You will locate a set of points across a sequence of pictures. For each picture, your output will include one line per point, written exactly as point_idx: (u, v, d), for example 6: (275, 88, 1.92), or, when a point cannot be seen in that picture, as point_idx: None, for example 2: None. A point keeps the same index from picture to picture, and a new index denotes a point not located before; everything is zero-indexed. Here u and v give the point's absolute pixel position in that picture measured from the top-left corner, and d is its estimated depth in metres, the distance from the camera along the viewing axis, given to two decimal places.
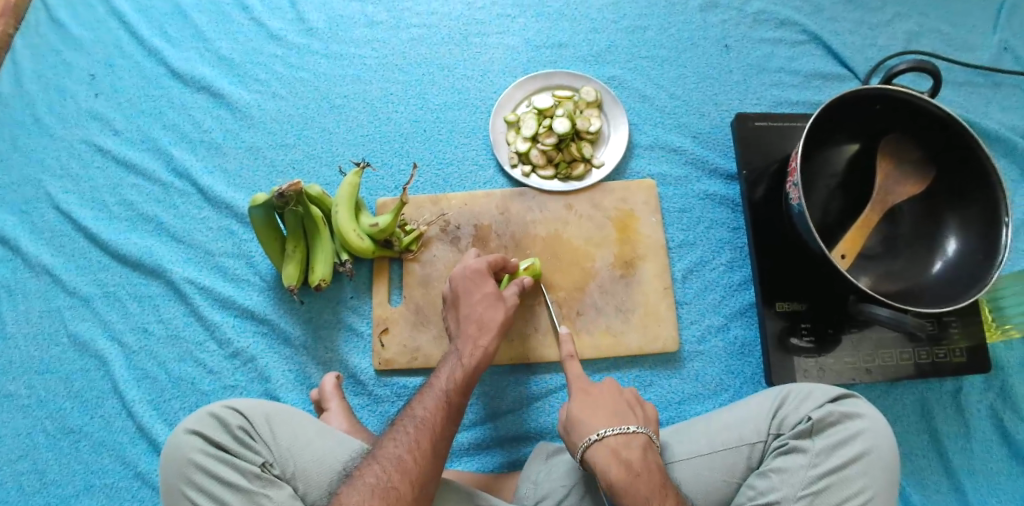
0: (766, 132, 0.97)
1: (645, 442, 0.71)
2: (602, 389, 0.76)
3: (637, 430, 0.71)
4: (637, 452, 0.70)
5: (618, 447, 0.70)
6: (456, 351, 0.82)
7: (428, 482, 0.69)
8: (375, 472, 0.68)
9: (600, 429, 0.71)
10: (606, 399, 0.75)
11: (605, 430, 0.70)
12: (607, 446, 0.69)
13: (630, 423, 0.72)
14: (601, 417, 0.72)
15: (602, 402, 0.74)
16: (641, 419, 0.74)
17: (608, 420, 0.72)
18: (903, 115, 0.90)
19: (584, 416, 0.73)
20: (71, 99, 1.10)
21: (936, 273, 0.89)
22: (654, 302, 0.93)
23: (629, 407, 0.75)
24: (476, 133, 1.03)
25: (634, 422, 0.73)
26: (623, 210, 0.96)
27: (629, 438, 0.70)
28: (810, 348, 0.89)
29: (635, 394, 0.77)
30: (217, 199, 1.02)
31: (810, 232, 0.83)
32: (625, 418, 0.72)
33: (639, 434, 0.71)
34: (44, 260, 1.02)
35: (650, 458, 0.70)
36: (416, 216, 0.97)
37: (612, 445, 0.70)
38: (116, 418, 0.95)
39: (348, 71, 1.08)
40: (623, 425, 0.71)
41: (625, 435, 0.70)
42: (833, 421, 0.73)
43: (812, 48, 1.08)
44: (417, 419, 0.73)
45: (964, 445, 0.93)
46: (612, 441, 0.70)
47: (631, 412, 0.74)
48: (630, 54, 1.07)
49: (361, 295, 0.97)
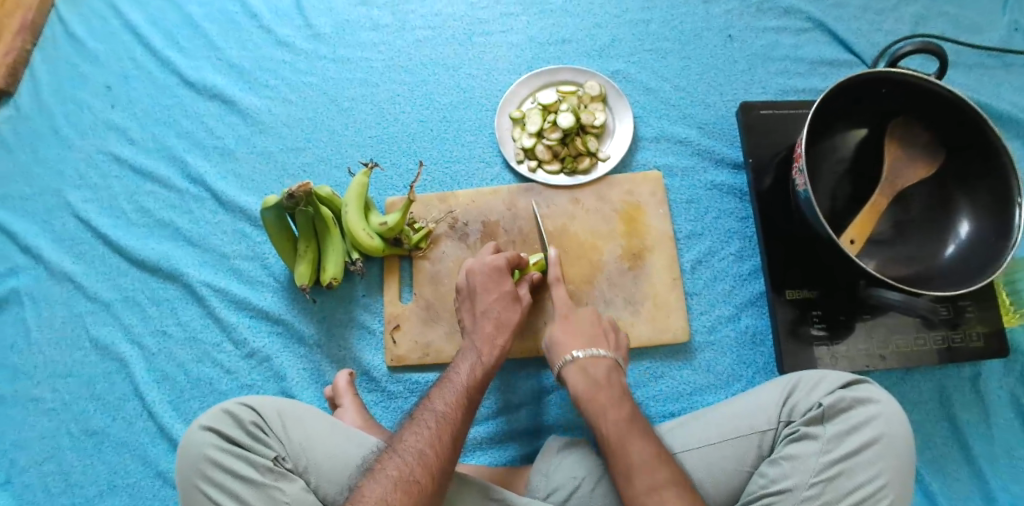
0: (772, 120, 0.97)
1: (611, 365, 0.80)
2: (583, 317, 0.85)
3: (604, 354, 0.81)
4: (602, 372, 0.79)
5: (587, 366, 0.79)
6: (473, 348, 0.83)
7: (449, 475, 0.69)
8: (397, 465, 0.68)
9: (575, 350, 0.81)
10: (584, 326, 0.84)
11: (578, 353, 0.80)
12: (576, 365, 0.80)
13: (601, 348, 0.82)
14: (578, 342, 0.82)
15: (583, 330, 0.84)
16: (613, 346, 0.83)
17: (582, 343, 0.82)
18: (911, 98, 0.89)
19: (564, 340, 0.83)
20: (88, 111, 1.13)
21: (947, 257, 0.88)
22: (663, 293, 0.93)
23: (605, 335, 0.84)
24: (482, 131, 1.04)
25: (605, 347, 0.82)
26: (630, 202, 0.97)
27: (597, 359, 0.80)
28: (822, 336, 0.88)
29: (614, 327, 0.86)
30: (231, 203, 1.04)
31: (817, 218, 0.83)
32: (597, 343, 0.82)
33: (608, 358, 0.80)
34: (65, 267, 1.04)
35: (614, 376, 0.79)
36: (425, 214, 0.98)
37: (583, 365, 0.80)
38: (138, 419, 0.97)
39: (355, 74, 1.10)
40: (594, 348, 0.81)
41: (596, 358, 0.80)
42: (846, 406, 0.72)
43: (817, 35, 1.07)
44: (438, 412, 0.74)
45: (983, 431, 0.92)
46: (583, 361, 0.80)
47: (603, 339, 0.83)
48: (634, 48, 1.07)
49: (373, 293, 0.98)
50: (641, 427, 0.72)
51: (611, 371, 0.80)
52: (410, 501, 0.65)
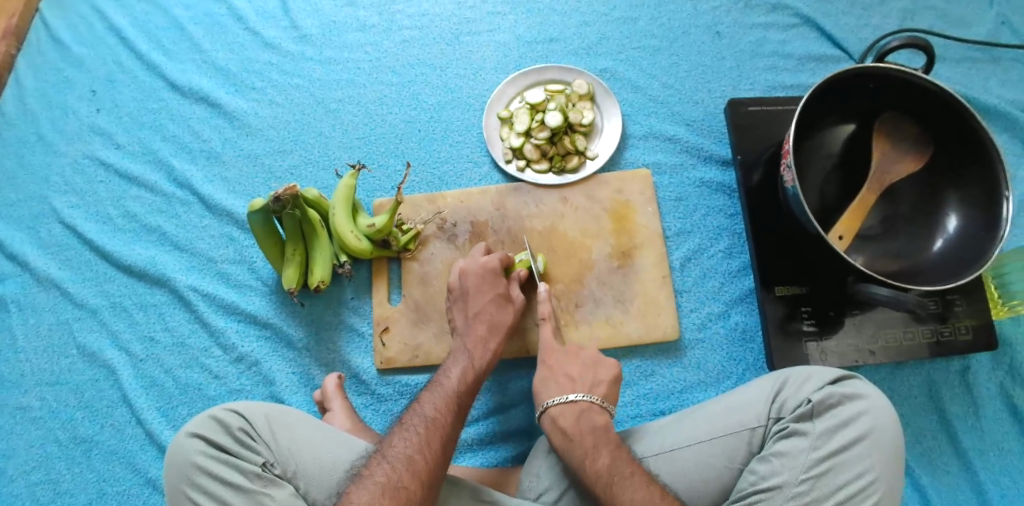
0: (760, 117, 0.97)
1: (586, 407, 0.78)
2: (558, 359, 0.85)
3: (577, 397, 0.79)
4: (574, 417, 0.77)
5: (558, 415, 0.78)
6: (463, 352, 0.83)
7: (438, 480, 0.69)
8: (385, 471, 0.67)
9: (549, 399, 0.80)
10: (562, 370, 0.83)
11: (550, 401, 0.80)
12: (549, 415, 0.78)
13: (575, 392, 0.80)
14: (551, 389, 0.81)
15: (559, 375, 0.83)
16: (591, 385, 0.81)
17: (557, 390, 0.81)
18: (900, 92, 0.89)
19: (539, 389, 0.82)
20: (73, 115, 1.12)
21: (936, 252, 0.88)
22: (652, 291, 0.93)
23: (583, 375, 0.83)
24: (470, 131, 1.04)
25: (579, 390, 0.81)
26: (618, 200, 0.96)
27: (568, 405, 0.78)
28: (812, 331, 0.88)
29: (584, 357, 0.84)
30: (218, 206, 1.03)
31: (805, 214, 0.83)
32: (574, 389, 0.81)
33: (583, 401, 0.79)
34: (52, 273, 1.04)
35: (586, 419, 0.77)
36: (413, 215, 0.98)
37: (554, 412, 0.78)
38: (126, 426, 0.97)
39: (342, 75, 1.09)
40: (566, 394, 0.80)
41: (565, 403, 0.79)
42: (834, 402, 0.72)
43: (805, 30, 1.07)
44: (427, 417, 0.73)
45: (973, 425, 0.92)
46: (554, 410, 0.79)
47: (578, 382, 0.82)
48: (622, 46, 1.07)
49: (362, 295, 0.97)
50: (626, 470, 0.70)
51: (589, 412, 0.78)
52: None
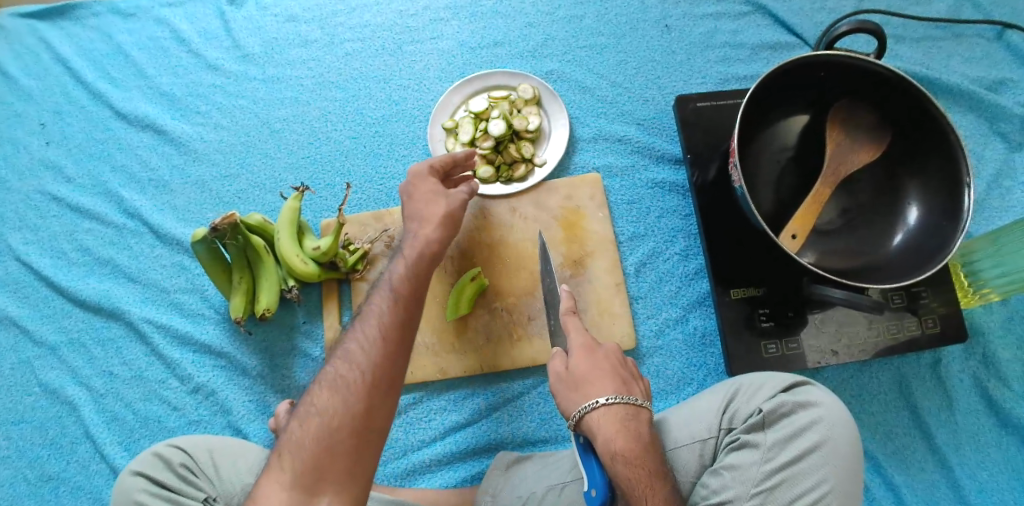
0: (710, 112, 0.93)
1: (637, 415, 0.68)
2: (608, 353, 0.73)
3: (642, 404, 0.69)
4: (643, 427, 0.68)
5: (627, 418, 0.67)
6: (400, 251, 0.77)
7: (387, 373, 0.64)
8: (329, 371, 0.65)
9: (610, 396, 0.68)
10: (609, 366, 0.72)
11: (612, 402, 0.68)
12: (615, 415, 0.67)
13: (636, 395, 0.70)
14: (607, 386, 0.70)
15: (608, 370, 0.72)
16: (641, 391, 0.72)
17: (613, 387, 0.70)
18: (849, 81, 0.86)
19: (596, 383, 0.70)
20: (24, 150, 1.12)
21: (898, 244, 0.85)
22: (607, 300, 0.90)
23: (631, 377, 0.73)
24: (416, 144, 1.02)
25: (636, 391, 0.71)
26: (568, 207, 0.94)
27: (637, 410, 0.68)
28: (771, 334, 0.85)
29: (631, 360, 0.74)
30: (168, 236, 1.03)
31: (754, 215, 0.80)
32: (631, 390, 0.71)
33: (643, 408, 0.69)
34: (11, 312, 1.04)
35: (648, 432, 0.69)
36: (361, 234, 0.96)
37: (619, 415, 0.68)
38: (91, 461, 0.97)
39: (286, 94, 1.07)
40: (632, 396, 0.69)
41: (635, 408, 0.68)
42: (787, 411, 0.70)
43: (757, 17, 1.03)
44: (369, 319, 0.68)
45: (947, 418, 0.89)
46: (622, 412, 0.68)
47: (632, 384, 0.72)
48: (568, 46, 1.04)
49: (313, 318, 0.96)
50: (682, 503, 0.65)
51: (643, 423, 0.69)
52: (340, 395, 0.63)
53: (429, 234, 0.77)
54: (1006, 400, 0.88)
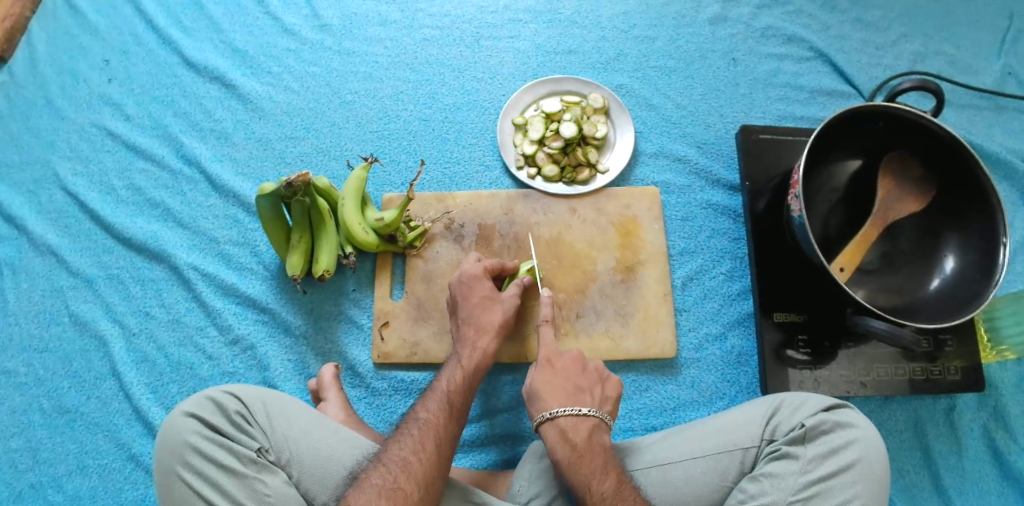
0: (770, 144, 0.98)
1: (592, 425, 0.76)
2: (565, 366, 0.82)
3: (587, 413, 0.77)
4: (585, 434, 0.75)
5: (567, 427, 0.75)
6: (456, 355, 0.82)
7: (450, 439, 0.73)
8: (383, 475, 0.67)
9: (553, 409, 0.77)
10: (567, 378, 0.80)
11: (556, 410, 0.77)
12: (555, 425, 0.76)
13: (583, 405, 0.78)
14: (557, 397, 0.78)
15: (563, 383, 0.80)
16: (597, 400, 0.79)
17: (563, 399, 0.78)
18: (909, 134, 0.91)
19: (542, 395, 0.79)
20: (84, 83, 1.11)
21: (933, 290, 0.90)
22: (653, 308, 0.94)
23: (590, 388, 0.80)
24: (484, 135, 1.05)
25: (588, 402, 0.78)
26: (626, 216, 0.97)
27: (578, 419, 0.76)
28: (806, 360, 0.90)
29: (589, 371, 0.82)
30: (225, 187, 1.03)
31: (810, 244, 0.85)
32: (580, 401, 0.78)
33: (590, 417, 0.77)
34: (49, 239, 1.02)
35: (596, 439, 0.75)
36: (421, 212, 0.98)
37: (562, 424, 0.76)
38: (113, 400, 0.95)
39: (360, 68, 1.09)
40: (576, 406, 0.77)
41: (576, 417, 0.76)
42: (827, 429, 0.73)
43: (818, 64, 1.10)
44: (428, 407, 0.75)
45: (955, 462, 0.93)
46: (563, 421, 0.76)
47: (585, 394, 0.79)
48: (639, 64, 1.09)
49: (363, 288, 0.97)
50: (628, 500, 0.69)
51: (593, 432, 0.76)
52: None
53: (486, 345, 0.82)
54: (1011, 452, 0.93)
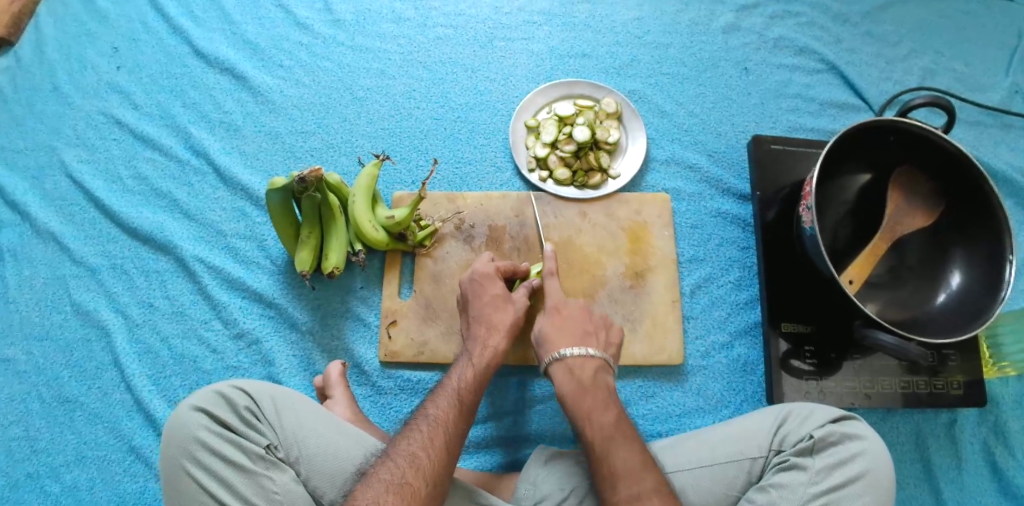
0: (781, 156, 0.99)
1: (599, 366, 0.78)
2: (573, 314, 0.83)
3: (594, 354, 0.79)
4: (591, 374, 0.77)
5: (574, 366, 0.78)
6: (467, 353, 0.81)
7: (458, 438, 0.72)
8: (390, 470, 0.67)
9: (562, 349, 0.79)
10: (576, 324, 0.82)
11: (566, 351, 0.79)
12: (564, 364, 0.78)
13: (591, 346, 0.80)
14: (566, 339, 0.80)
15: (571, 327, 0.82)
16: (602, 344, 0.81)
17: (572, 341, 0.80)
18: (919, 149, 0.92)
19: (551, 336, 0.81)
20: (92, 70, 1.10)
21: (939, 305, 0.91)
22: (661, 314, 0.94)
23: (596, 333, 0.82)
24: (496, 135, 1.04)
25: (594, 345, 0.80)
26: (636, 221, 0.98)
27: (585, 359, 0.78)
28: (812, 371, 0.90)
29: (596, 318, 0.84)
30: (233, 180, 1.02)
31: (820, 255, 0.85)
32: (587, 342, 0.80)
33: (596, 358, 0.79)
34: (52, 227, 1.01)
35: (600, 378, 0.78)
36: (432, 212, 0.98)
37: (570, 364, 0.78)
38: (114, 391, 0.94)
39: (373, 65, 1.09)
40: (584, 347, 0.79)
41: (584, 358, 0.78)
42: (835, 440, 0.74)
43: (829, 77, 1.10)
44: (438, 403, 0.74)
45: (955, 477, 0.93)
46: (570, 361, 0.78)
47: (592, 338, 0.81)
48: (651, 70, 1.09)
49: (372, 286, 0.97)
50: (626, 433, 0.72)
51: (599, 371, 0.78)
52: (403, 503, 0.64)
53: (497, 344, 0.81)
54: (1010, 468, 0.93)
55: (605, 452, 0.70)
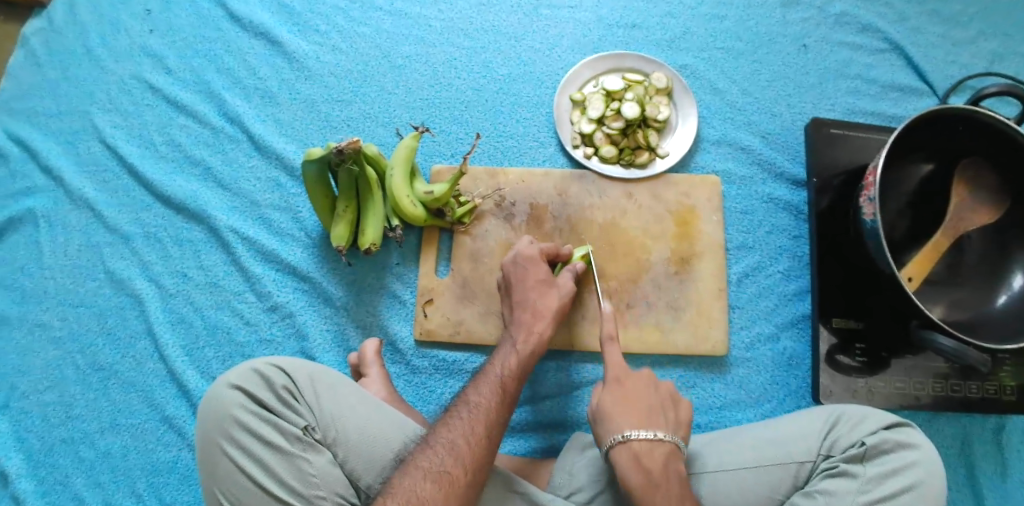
0: (843, 141, 0.94)
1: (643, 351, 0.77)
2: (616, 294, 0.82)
3: None
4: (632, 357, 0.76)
5: (609, 322, 0.79)
6: (510, 339, 0.79)
7: (498, 429, 0.69)
8: (431, 457, 0.65)
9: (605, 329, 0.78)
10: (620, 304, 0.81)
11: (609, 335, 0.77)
12: (598, 319, 0.80)
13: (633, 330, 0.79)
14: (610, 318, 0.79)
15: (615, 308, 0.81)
16: None
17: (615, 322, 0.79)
18: (990, 143, 0.86)
19: (586, 294, 0.83)
20: (125, 33, 1.07)
21: (999, 307, 0.86)
22: (706, 302, 0.91)
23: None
24: (539, 109, 1.00)
25: (627, 305, 0.83)
26: (684, 204, 0.94)
27: (653, 445, 0.67)
28: (861, 368, 0.87)
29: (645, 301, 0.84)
30: (268, 148, 0.99)
31: (881, 249, 0.81)
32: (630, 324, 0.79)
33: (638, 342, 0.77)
34: (85, 193, 0.99)
35: (633, 334, 0.79)
36: (471, 188, 0.95)
37: (604, 320, 0.80)
38: (147, 360, 0.93)
39: (413, 31, 1.04)
40: (619, 306, 0.81)
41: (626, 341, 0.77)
42: (887, 448, 0.71)
43: (893, 57, 1.04)
44: (479, 392, 0.72)
45: (999, 481, 0.90)
46: (606, 318, 0.80)
47: None
48: (705, 44, 1.03)
49: (408, 262, 0.95)
50: (665, 419, 0.70)
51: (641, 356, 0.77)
52: (443, 492, 0.62)
53: (541, 330, 0.79)
54: None
55: (632, 399, 0.71)
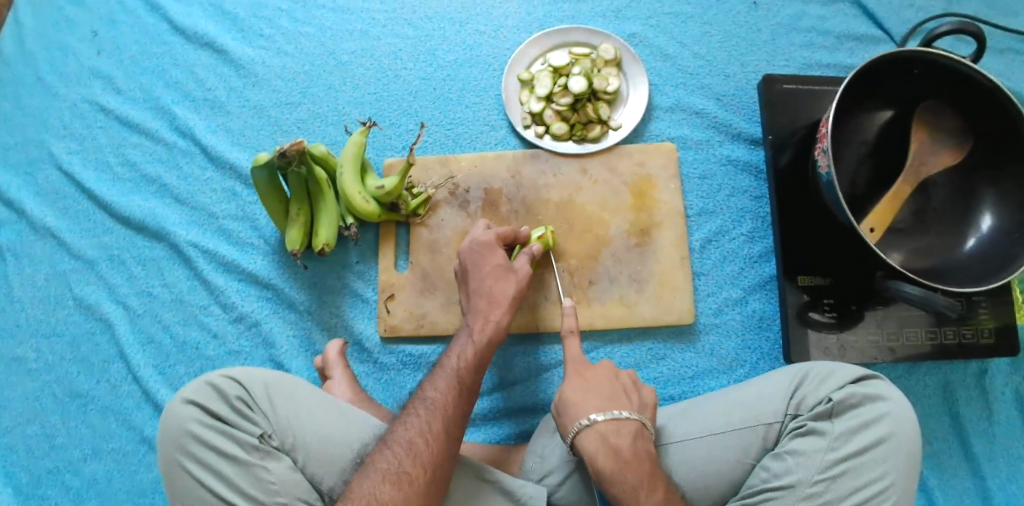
0: (798, 95, 0.92)
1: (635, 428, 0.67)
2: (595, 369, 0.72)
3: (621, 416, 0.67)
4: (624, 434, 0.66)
5: (616, 444, 0.65)
6: (468, 328, 0.78)
7: (455, 424, 0.68)
8: (388, 457, 0.65)
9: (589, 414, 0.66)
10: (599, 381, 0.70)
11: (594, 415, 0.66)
12: (595, 431, 0.65)
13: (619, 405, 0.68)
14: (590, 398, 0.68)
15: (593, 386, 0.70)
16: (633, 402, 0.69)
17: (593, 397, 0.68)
18: (946, 84, 0.84)
19: (578, 397, 0.69)
20: (73, 57, 1.06)
21: (968, 251, 0.84)
22: (670, 273, 0.89)
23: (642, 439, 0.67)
24: (487, 92, 0.98)
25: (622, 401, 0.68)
26: (640, 175, 0.92)
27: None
28: (831, 324, 0.85)
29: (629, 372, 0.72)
30: (220, 159, 0.98)
31: (839, 202, 0.79)
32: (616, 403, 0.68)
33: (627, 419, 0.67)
34: (47, 222, 0.98)
35: (641, 445, 0.66)
36: (424, 178, 0.93)
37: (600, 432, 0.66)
38: (122, 383, 0.92)
39: (356, 26, 1.02)
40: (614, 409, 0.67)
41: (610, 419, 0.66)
42: (855, 403, 0.69)
43: (846, 6, 1.01)
44: (437, 388, 0.71)
45: (985, 428, 0.89)
46: (602, 426, 0.66)
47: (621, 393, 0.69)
48: (652, 10, 1.01)
49: (367, 259, 0.94)
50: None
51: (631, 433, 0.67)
52: (401, 493, 0.62)
53: (499, 319, 0.78)
54: None
55: None
